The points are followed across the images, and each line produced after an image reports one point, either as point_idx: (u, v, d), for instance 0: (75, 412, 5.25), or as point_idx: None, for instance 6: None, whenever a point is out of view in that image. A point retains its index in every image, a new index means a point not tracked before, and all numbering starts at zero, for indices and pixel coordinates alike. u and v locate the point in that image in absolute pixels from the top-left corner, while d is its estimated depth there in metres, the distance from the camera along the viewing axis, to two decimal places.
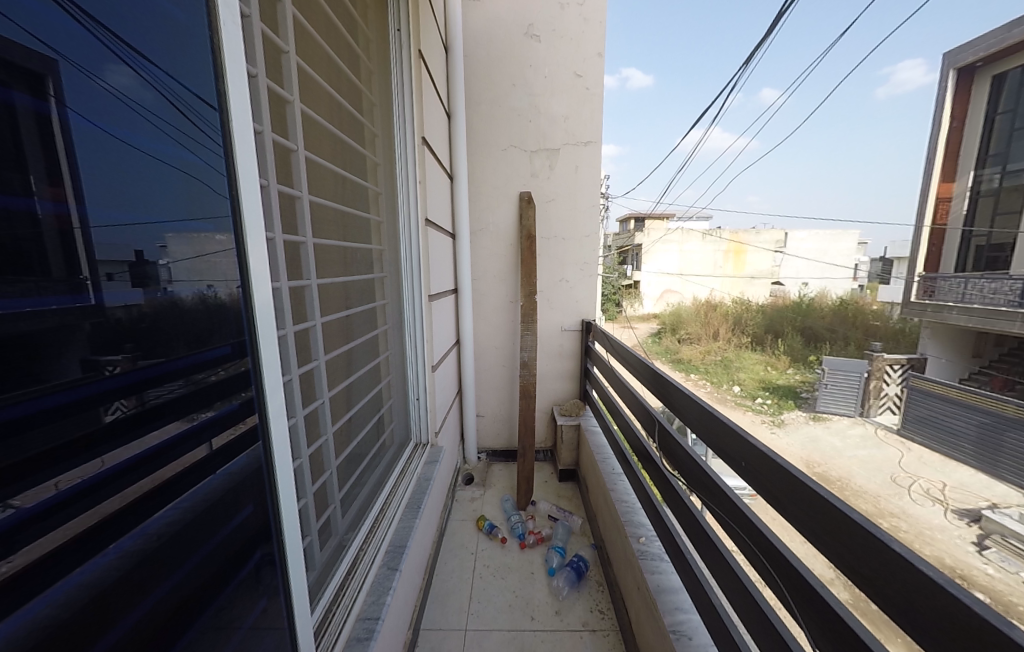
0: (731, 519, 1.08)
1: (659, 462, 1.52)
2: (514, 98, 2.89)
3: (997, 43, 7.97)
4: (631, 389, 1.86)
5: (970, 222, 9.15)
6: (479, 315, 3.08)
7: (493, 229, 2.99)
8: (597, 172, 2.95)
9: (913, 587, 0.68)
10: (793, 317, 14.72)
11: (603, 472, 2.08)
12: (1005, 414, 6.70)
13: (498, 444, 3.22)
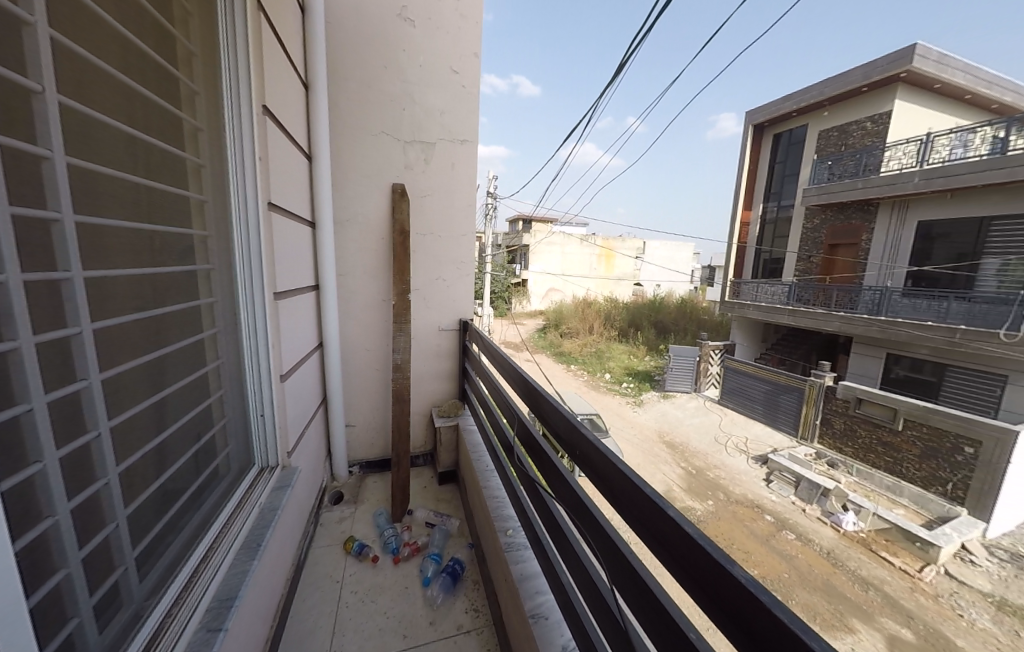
0: (570, 505, 1.16)
1: (521, 457, 1.59)
2: (386, 81, 2.70)
3: (775, 110, 10.71)
4: (498, 386, 1.91)
5: (760, 241, 11.74)
6: (347, 314, 2.82)
7: (362, 219, 2.76)
8: (473, 172, 2.96)
9: (679, 545, 0.78)
10: (649, 313, 17.37)
11: (477, 471, 2.10)
12: (780, 382, 9.00)
13: (372, 453, 3.02)
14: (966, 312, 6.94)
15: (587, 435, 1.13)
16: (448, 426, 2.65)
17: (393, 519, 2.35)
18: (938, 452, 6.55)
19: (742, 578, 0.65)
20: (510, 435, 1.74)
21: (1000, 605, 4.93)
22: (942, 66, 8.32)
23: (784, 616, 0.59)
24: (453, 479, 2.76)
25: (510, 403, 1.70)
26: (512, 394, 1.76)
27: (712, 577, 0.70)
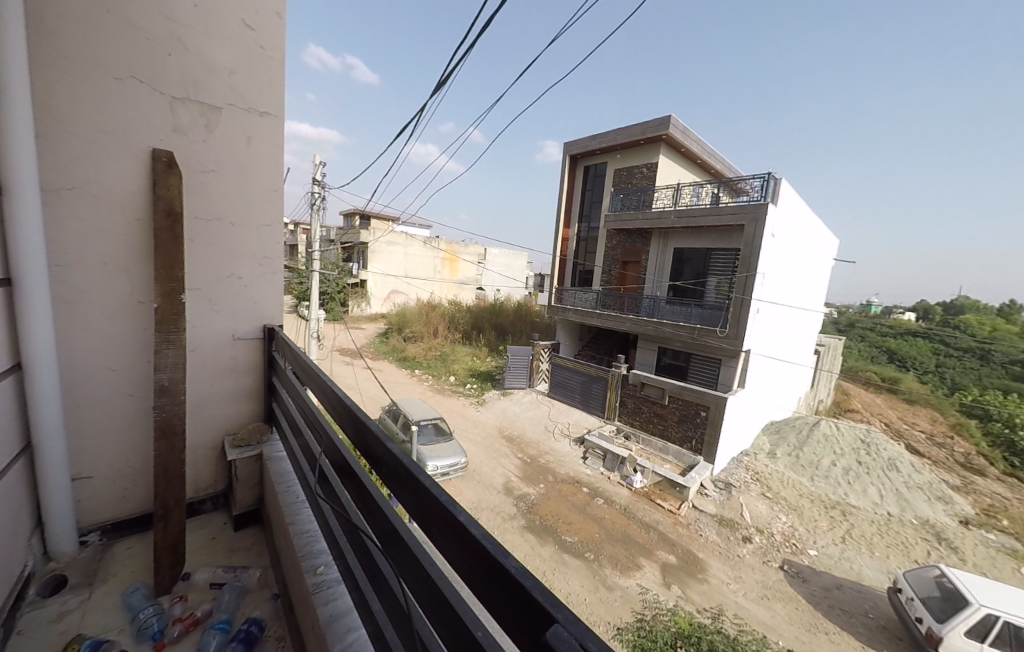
0: (379, 525, 1.08)
1: (334, 481, 1.42)
2: (136, 10, 2.04)
3: (585, 146, 12.88)
4: (306, 403, 1.68)
5: (576, 256, 13.92)
6: (74, 320, 2.03)
7: (101, 192, 2.04)
8: (275, 152, 2.56)
9: (469, 549, 0.78)
10: (490, 316, 18.56)
11: (283, 505, 1.79)
12: (591, 374, 10.76)
13: (126, 508, 2.31)
14: (700, 315, 9.70)
15: (394, 447, 1.07)
16: (244, 459, 2.22)
17: (155, 593, 1.83)
18: (687, 417, 8.86)
19: (512, 567, 0.69)
20: (320, 457, 1.54)
21: (719, 520, 7.09)
22: (685, 136, 11.48)
23: (541, 594, 0.64)
24: (256, 522, 2.36)
25: (319, 422, 1.51)
26: (322, 411, 1.57)
27: (489, 571, 0.73)
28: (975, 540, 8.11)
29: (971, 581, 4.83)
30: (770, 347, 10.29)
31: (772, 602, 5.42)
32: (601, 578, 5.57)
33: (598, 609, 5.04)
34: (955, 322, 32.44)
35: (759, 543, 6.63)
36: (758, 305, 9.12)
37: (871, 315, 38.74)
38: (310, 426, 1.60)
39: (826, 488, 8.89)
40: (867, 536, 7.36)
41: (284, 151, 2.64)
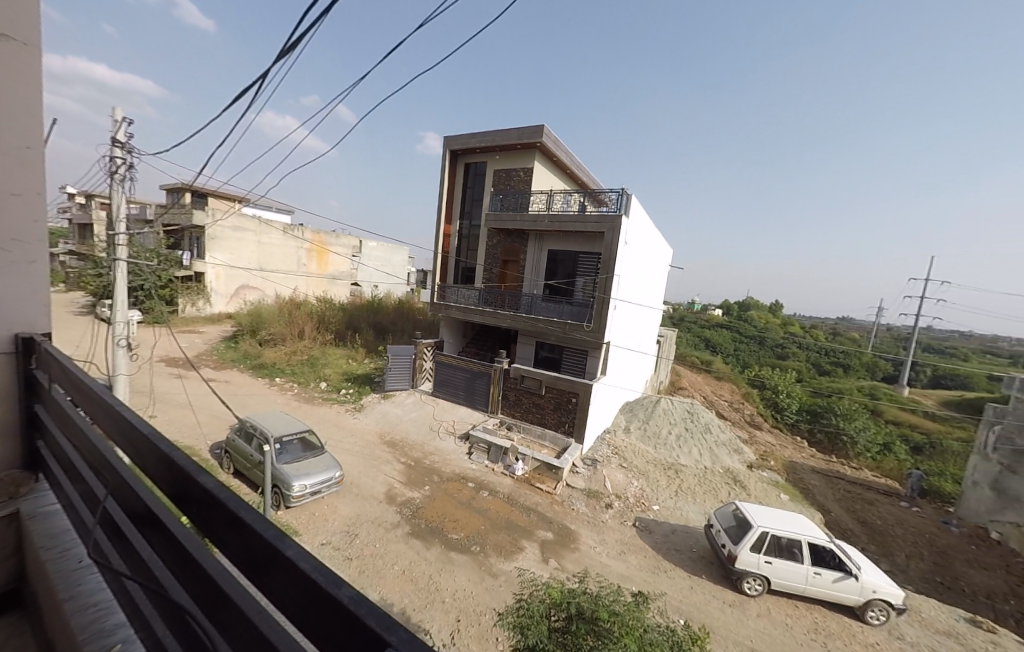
0: (193, 579, 0.89)
1: (132, 537, 1.15)
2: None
3: (465, 143, 12.92)
4: (94, 442, 1.31)
5: (458, 253, 13.96)
6: None
7: None
8: (27, 96, 1.98)
9: (298, 584, 0.70)
10: (367, 315, 17.40)
11: (56, 580, 1.34)
12: (474, 370, 10.93)
13: None
14: (571, 312, 10.68)
15: (212, 479, 0.94)
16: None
17: None
18: (562, 404, 9.70)
19: (346, 599, 0.64)
20: (110, 507, 1.23)
21: (588, 493, 8.03)
22: (556, 146, 12.42)
23: (376, 620, 0.58)
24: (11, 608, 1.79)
25: (111, 464, 1.22)
26: (120, 451, 1.24)
27: (319, 602, 0.66)
28: (756, 478, 10.95)
29: (754, 510, 6.44)
30: (625, 339, 12.00)
31: (627, 555, 6.39)
32: (487, 568, 5.78)
33: (484, 598, 5.22)
34: (744, 315, 42.87)
35: (617, 507, 7.73)
36: (616, 302, 10.50)
37: (695, 311, 48.47)
38: (100, 470, 1.25)
39: (665, 453, 10.87)
40: (692, 487, 9.25)
41: (39, 95, 2.04)
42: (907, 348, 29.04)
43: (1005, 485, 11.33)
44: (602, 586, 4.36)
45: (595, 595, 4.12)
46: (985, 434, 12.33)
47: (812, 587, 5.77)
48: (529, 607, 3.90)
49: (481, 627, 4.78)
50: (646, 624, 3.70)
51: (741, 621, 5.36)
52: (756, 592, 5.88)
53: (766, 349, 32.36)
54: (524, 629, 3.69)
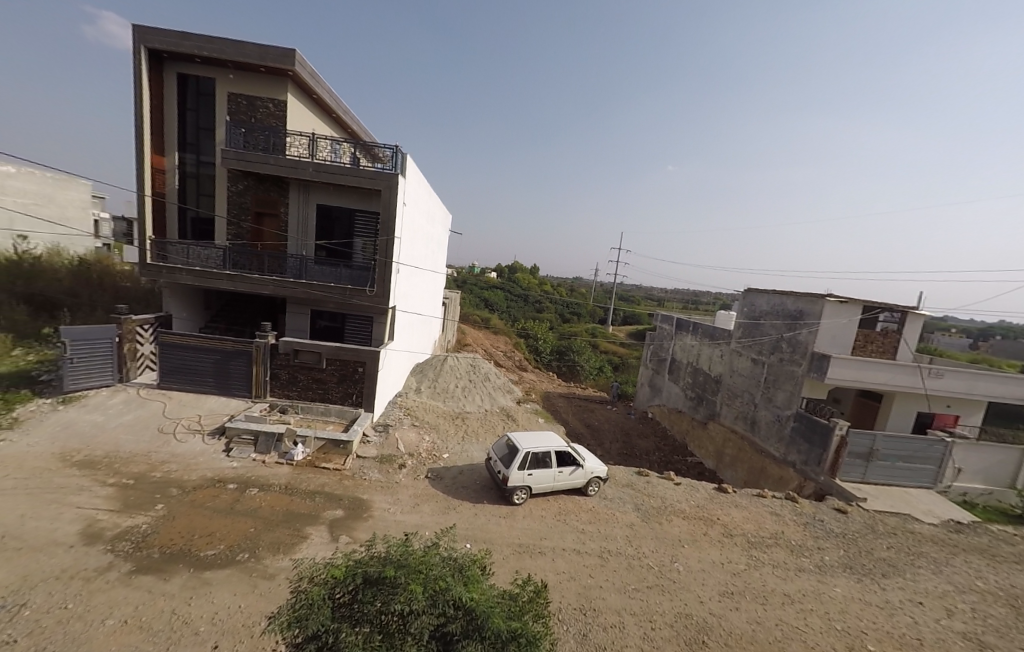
0: None
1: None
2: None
3: (173, 44, 9.48)
4: None
5: (181, 198, 10.59)
6: None
7: None
8: None
9: None
10: (8, 283, 11.57)
11: None
12: (226, 349, 8.75)
13: None
14: (350, 275, 9.78)
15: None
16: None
17: None
18: (346, 375, 8.99)
19: None
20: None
21: (380, 459, 7.91)
22: (315, 81, 10.70)
23: None
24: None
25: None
26: None
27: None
28: (522, 411, 13.37)
29: (520, 436, 7.79)
30: (411, 302, 12.07)
31: (420, 506, 6.72)
32: (259, 572, 4.97)
33: (257, 605, 4.50)
34: (514, 277, 50.52)
35: (410, 465, 7.96)
36: (398, 265, 10.29)
37: (477, 275, 53.58)
38: None
39: (453, 406, 11.87)
40: (475, 430, 10.48)
41: None
42: (610, 298, 41.13)
43: (655, 381, 17.81)
44: (391, 544, 4.37)
45: (384, 556, 4.10)
46: (647, 351, 18.82)
47: (558, 482, 7.57)
48: (309, 594, 3.58)
49: (253, 638, 4.12)
50: (432, 561, 3.95)
51: (512, 526, 6.57)
52: (522, 500, 7.27)
53: (529, 305, 39.44)
54: (303, 619, 3.38)
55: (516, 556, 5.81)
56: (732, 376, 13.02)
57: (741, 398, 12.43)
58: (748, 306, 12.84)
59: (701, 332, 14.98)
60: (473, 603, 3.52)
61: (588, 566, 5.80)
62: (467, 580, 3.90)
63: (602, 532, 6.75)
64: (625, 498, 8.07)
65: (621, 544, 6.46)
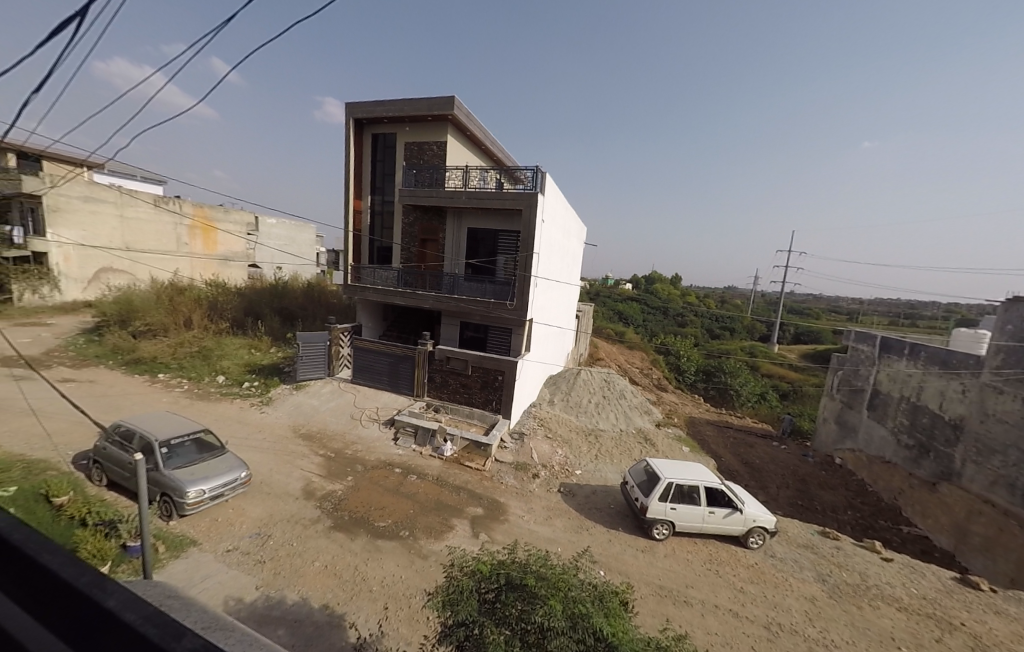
0: None
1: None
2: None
3: (370, 112, 12.07)
4: None
5: (371, 231, 13.27)
6: None
7: None
8: None
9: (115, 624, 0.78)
10: (271, 299, 16.44)
11: None
12: (397, 354, 10.52)
13: None
14: (493, 291, 10.66)
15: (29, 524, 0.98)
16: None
17: None
18: (488, 382, 9.76)
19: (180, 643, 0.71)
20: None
21: (516, 466, 8.31)
22: (469, 120, 12.13)
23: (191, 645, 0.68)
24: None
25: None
26: None
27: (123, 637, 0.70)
28: (663, 436, 12.25)
29: (661, 464, 7.15)
30: (547, 315, 12.43)
31: (553, 520, 6.77)
32: (416, 551, 5.73)
33: (413, 581, 5.19)
34: (653, 288, 47.18)
35: (543, 477, 8.12)
36: (537, 279, 10.74)
37: (612, 286, 51.95)
38: None
39: (587, 421, 11.68)
40: (609, 449, 10.08)
41: None
42: (777, 312, 34.55)
43: (845, 417, 14.14)
44: (531, 553, 4.48)
45: (524, 564, 4.23)
46: (832, 378, 15.15)
47: (707, 524, 6.65)
48: (460, 582, 3.91)
49: (410, 610, 4.75)
50: (571, 582, 3.90)
51: (651, 563, 6.03)
52: (663, 536, 6.63)
53: (670, 318, 36.28)
54: (454, 604, 3.70)
55: (656, 599, 5.31)
56: (984, 421, 9.41)
57: (1001, 456, 8.90)
58: (1006, 324, 9.22)
59: (923, 358, 11.31)
60: (615, 639, 3.36)
61: (747, 634, 4.89)
62: (607, 612, 3.70)
63: (767, 598, 5.61)
64: (802, 563, 6.55)
65: (797, 621, 5.25)
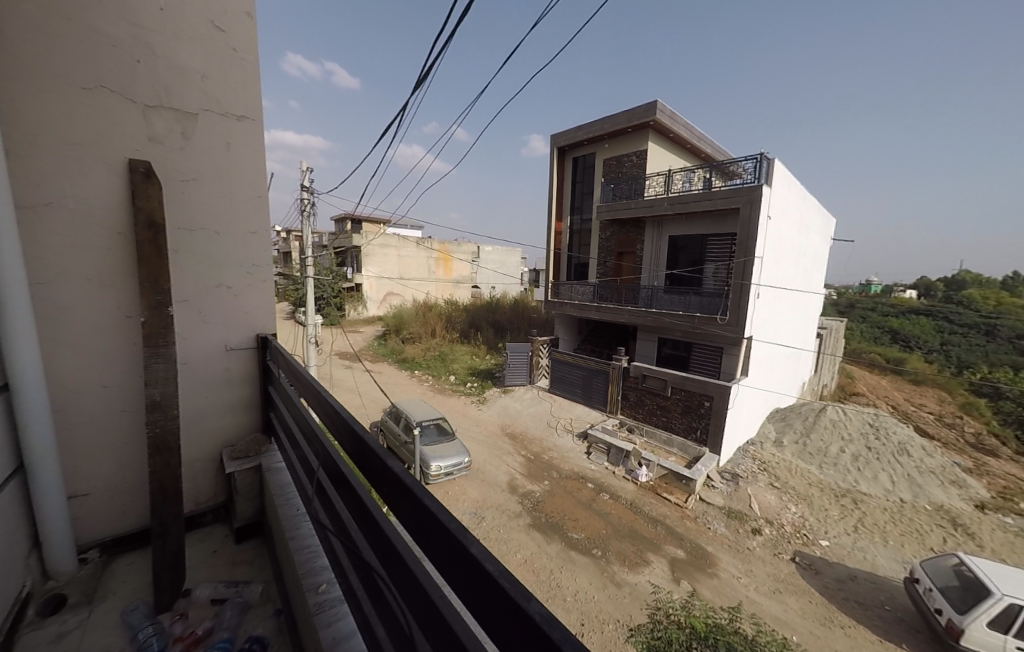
0: (381, 544, 0.96)
1: (328, 489, 1.39)
2: (100, 16, 2.15)
3: (572, 137, 12.90)
4: (304, 414, 1.63)
5: (570, 248, 13.98)
6: (57, 339, 2.19)
7: (78, 204, 2.18)
8: (253, 155, 2.76)
9: (479, 586, 0.69)
10: (487, 314, 19.59)
11: (285, 519, 1.94)
12: (591, 368, 10.72)
13: (126, 525, 2.55)
14: (700, 304, 9.62)
15: (388, 456, 1.00)
16: (245, 471, 2.59)
17: (156, 611, 2.07)
18: (691, 408, 8.77)
19: (537, 614, 0.59)
20: (319, 475, 1.47)
21: (728, 513, 7.04)
22: (673, 120, 11.37)
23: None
24: (254, 535, 2.71)
25: (315, 434, 1.48)
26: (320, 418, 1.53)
27: (511, 618, 0.62)
28: (988, 525, 8.04)
29: (991, 570, 4.87)
30: (772, 334, 10.21)
31: (784, 596, 5.36)
32: (609, 575, 5.53)
33: (607, 606, 5.02)
34: (955, 298, 32.34)
35: (768, 535, 6.58)
36: (758, 289, 8.99)
37: (873, 296, 38.39)
38: (310, 420, 1.57)
39: (835, 477, 8.89)
40: (876, 524, 7.34)
41: (262, 155, 2.84)
42: None
43: None
44: (762, 633, 3.65)
45: (753, 643, 3.47)
46: None
47: None
48: (670, 636, 3.52)
49: (605, 637, 4.59)
50: None
51: None
52: None
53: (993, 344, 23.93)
54: None
55: None
56: None
57: None
58: None
59: None
60: None
61: None
62: None
63: None
64: None
65: None
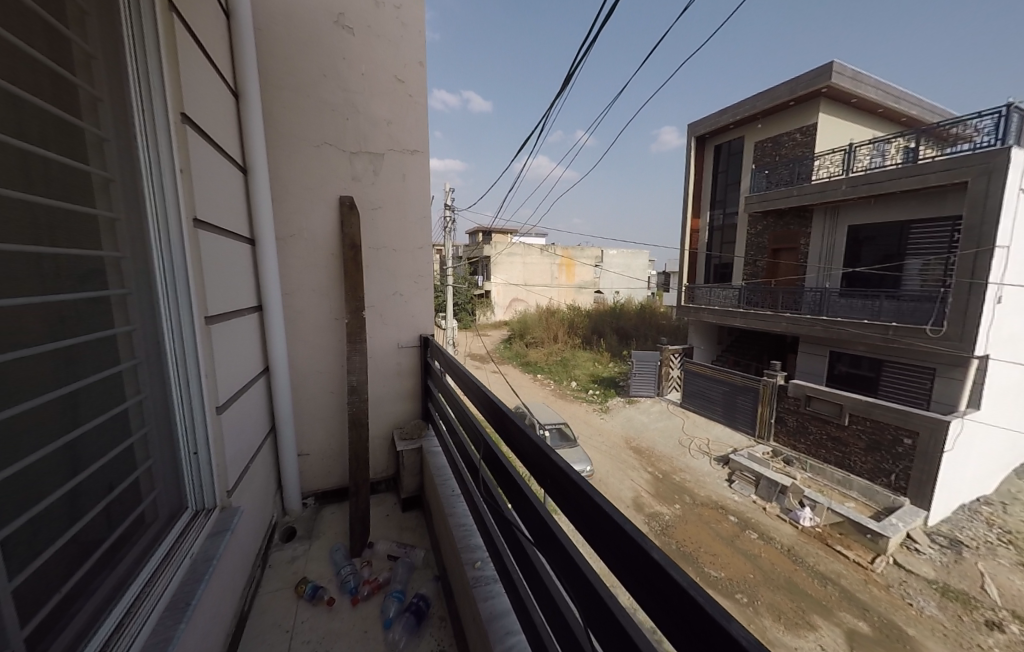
0: (545, 538, 0.99)
1: (487, 479, 1.50)
2: (326, 90, 2.83)
3: (715, 123, 11.59)
4: (464, 407, 1.81)
5: (710, 247, 12.49)
6: (295, 335, 2.92)
7: (308, 233, 2.87)
8: (423, 182, 3.19)
9: (663, 596, 0.64)
10: (611, 321, 18.98)
11: (443, 497, 2.18)
12: (735, 383, 9.40)
13: (327, 483, 3.21)
14: (896, 310, 7.56)
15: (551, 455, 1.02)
16: (410, 451, 3.01)
17: (350, 555, 2.56)
18: (881, 444, 6.97)
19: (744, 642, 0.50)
20: (477, 463, 1.61)
21: (942, 590, 5.28)
22: (857, 83, 9.23)
23: None
24: (416, 506, 3.12)
25: (475, 426, 1.63)
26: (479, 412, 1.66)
27: (709, 641, 0.56)
28: None
29: None
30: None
31: None
32: (759, 630, 4.70)
33: None
34: None
35: (1017, 636, 4.70)
36: (1000, 291, 6.59)
37: None
38: (471, 412, 1.72)
39: None
40: None
41: (429, 180, 3.27)
42: None
43: None
44: None
45: None
46: None
47: None
48: None
49: None
50: None
51: None
52: None
53: None
54: None
55: None
56: None
57: None
58: None
59: None
60: None
61: None
62: None
63: None
64: None
65: None
